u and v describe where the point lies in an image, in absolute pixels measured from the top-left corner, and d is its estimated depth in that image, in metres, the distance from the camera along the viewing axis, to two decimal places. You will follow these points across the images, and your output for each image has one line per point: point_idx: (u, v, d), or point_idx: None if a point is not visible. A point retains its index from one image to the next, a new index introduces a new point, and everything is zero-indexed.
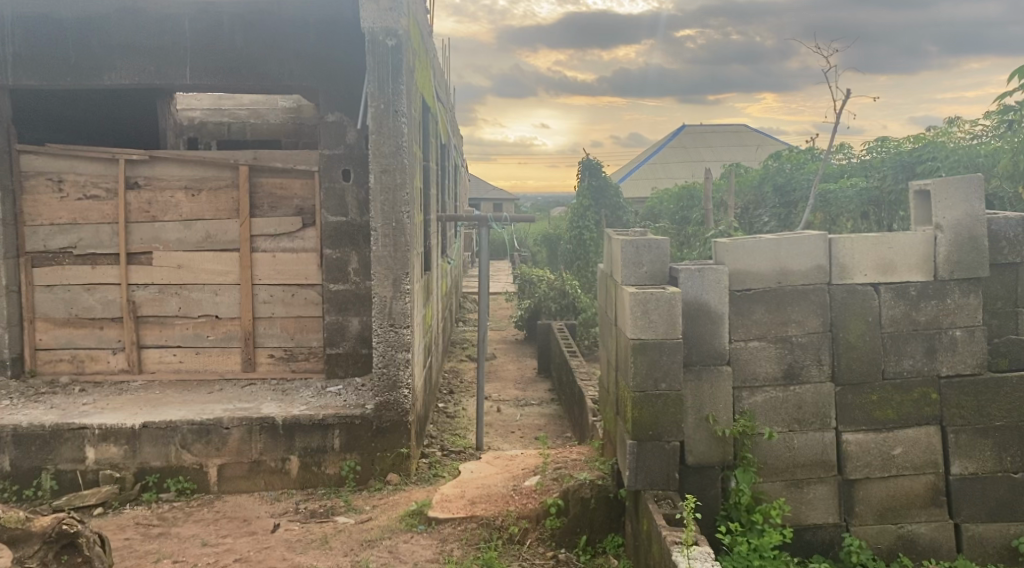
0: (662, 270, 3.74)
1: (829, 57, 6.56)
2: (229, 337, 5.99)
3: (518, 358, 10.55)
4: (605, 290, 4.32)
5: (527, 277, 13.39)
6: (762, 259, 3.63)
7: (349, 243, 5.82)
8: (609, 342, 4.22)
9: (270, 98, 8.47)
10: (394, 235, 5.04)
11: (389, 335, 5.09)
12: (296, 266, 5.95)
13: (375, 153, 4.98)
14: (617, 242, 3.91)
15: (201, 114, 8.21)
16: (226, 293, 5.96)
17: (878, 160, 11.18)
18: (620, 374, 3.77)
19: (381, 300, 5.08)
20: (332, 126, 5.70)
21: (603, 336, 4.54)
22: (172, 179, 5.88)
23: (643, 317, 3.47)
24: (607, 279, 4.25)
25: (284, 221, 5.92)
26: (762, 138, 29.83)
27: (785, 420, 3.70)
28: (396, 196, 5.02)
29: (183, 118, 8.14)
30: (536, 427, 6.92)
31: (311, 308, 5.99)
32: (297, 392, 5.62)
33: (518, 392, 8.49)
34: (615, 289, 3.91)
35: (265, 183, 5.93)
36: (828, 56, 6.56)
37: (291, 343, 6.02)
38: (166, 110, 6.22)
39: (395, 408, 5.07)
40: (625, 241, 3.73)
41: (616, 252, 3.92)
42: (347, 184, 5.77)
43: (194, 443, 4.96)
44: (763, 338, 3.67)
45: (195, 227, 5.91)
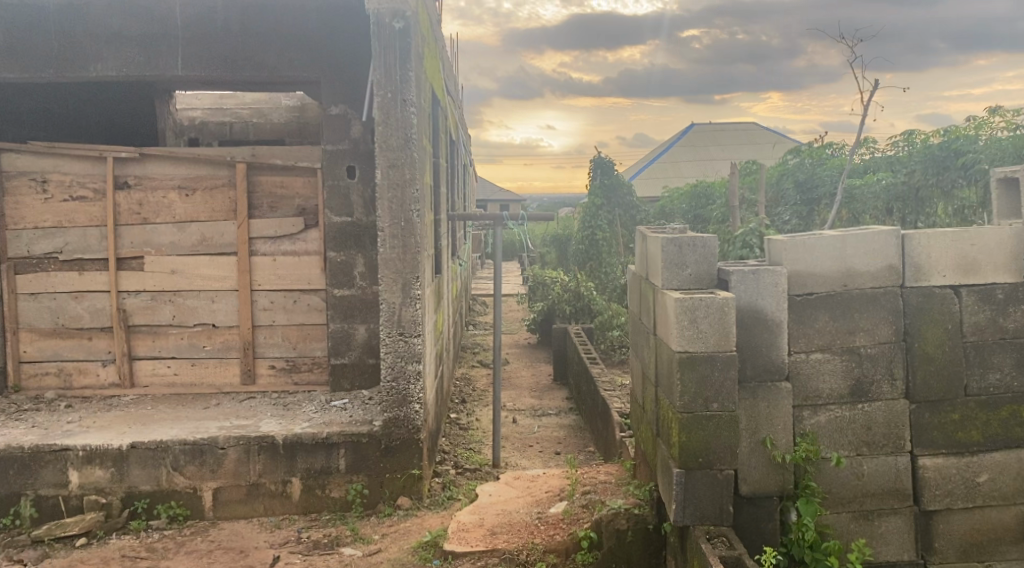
0: (708, 271, 3.29)
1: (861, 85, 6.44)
2: (227, 347, 5.58)
3: (531, 364, 10.11)
4: (639, 294, 3.90)
5: (539, 279, 12.97)
6: (826, 259, 3.19)
7: (355, 245, 5.39)
8: (644, 353, 3.79)
9: (273, 97, 8.13)
10: (403, 236, 4.60)
11: (398, 346, 4.65)
12: (298, 270, 5.54)
13: (383, 146, 4.55)
14: (655, 239, 3.48)
15: (202, 113, 7.87)
16: (223, 299, 5.54)
17: (904, 154, 10.71)
18: (662, 390, 3.33)
19: (390, 308, 4.63)
20: (336, 120, 5.29)
21: (636, 344, 4.11)
22: (164, 177, 5.46)
23: (692, 327, 3.04)
24: (642, 281, 3.83)
25: (284, 222, 5.51)
26: (773, 136, 29.33)
27: (851, 443, 3.26)
28: (406, 193, 4.59)
29: (183, 118, 7.82)
30: (556, 441, 6.48)
31: (314, 316, 5.58)
32: (300, 407, 5.19)
33: (534, 400, 8.05)
34: (653, 294, 3.49)
35: (264, 182, 5.52)
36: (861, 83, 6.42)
37: (294, 353, 5.60)
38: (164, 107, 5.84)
39: (405, 425, 4.64)
40: (665, 238, 3.29)
41: (654, 251, 3.49)
42: (352, 182, 5.34)
43: (187, 465, 4.53)
44: (828, 349, 3.23)
45: (189, 229, 5.50)
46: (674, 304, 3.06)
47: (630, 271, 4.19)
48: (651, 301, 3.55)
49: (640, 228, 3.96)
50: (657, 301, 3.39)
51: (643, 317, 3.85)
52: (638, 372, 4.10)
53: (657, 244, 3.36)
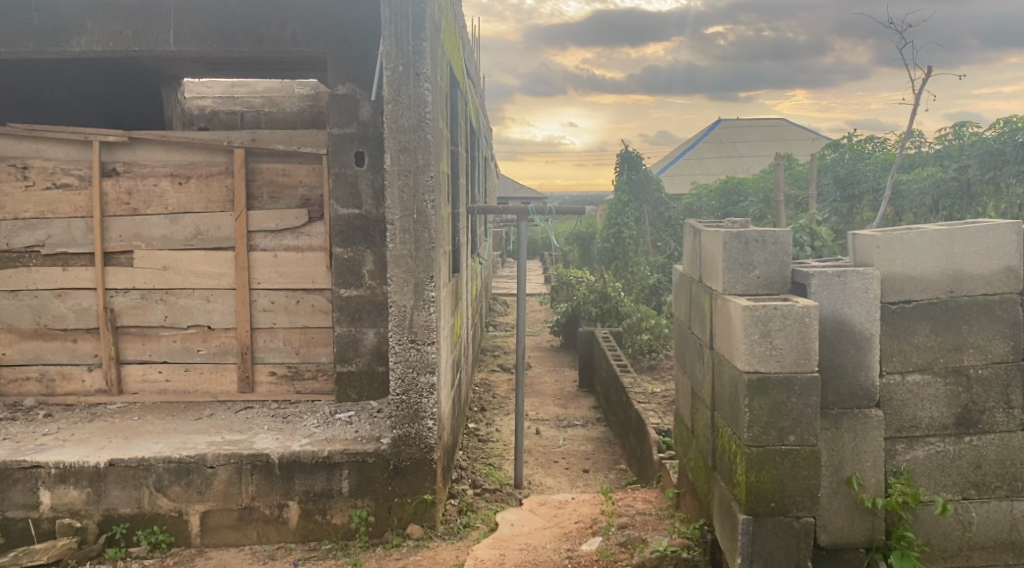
0: (779, 272, 2.74)
1: (914, 66, 6.67)
2: (224, 351, 5.12)
3: (555, 368, 9.56)
4: (688, 298, 3.36)
5: (562, 278, 12.41)
6: (929, 259, 2.81)
7: (364, 240, 4.87)
8: (694, 369, 3.25)
9: (288, 86, 7.68)
10: (415, 229, 4.06)
11: (409, 354, 4.10)
12: (302, 267, 5.07)
13: (392, 127, 4.00)
14: (712, 234, 2.92)
15: (214, 103, 7.45)
16: (220, 299, 5.08)
17: (955, 148, 9.99)
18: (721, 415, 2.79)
19: (400, 311, 4.09)
20: (343, 100, 4.77)
21: (682, 355, 3.57)
22: (156, 164, 4.99)
23: (763, 342, 2.49)
24: (692, 284, 3.28)
25: (287, 214, 5.03)
26: (803, 132, 28.47)
27: (955, 485, 2.87)
28: (418, 180, 4.04)
29: (193, 107, 7.41)
30: (583, 455, 5.92)
31: (319, 318, 5.10)
32: (300, 420, 4.68)
33: (559, 409, 7.51)
34: (709, 300, 2.94)
35: (265, 170, 5.04)
36: (914, 64, 6.67)
37: (296, 359, 5.13)
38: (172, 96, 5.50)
39: (417, 443, 4.11)
40: (726, 232, 2.73)
41: (711, 248, 2.94)
42: (361, 170, 4.82)
43: (171, 486, 4.04)
44: (927, 370, 2.84)
45: (183, 221, 5.03)
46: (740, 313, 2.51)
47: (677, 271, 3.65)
48: (706, 308, 3.01)
49: (691, 222, 3.40)
50: (715, 308, 2.85)
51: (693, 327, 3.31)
52: (684, 390, 3.57)
53: (717, 239, 2.81)
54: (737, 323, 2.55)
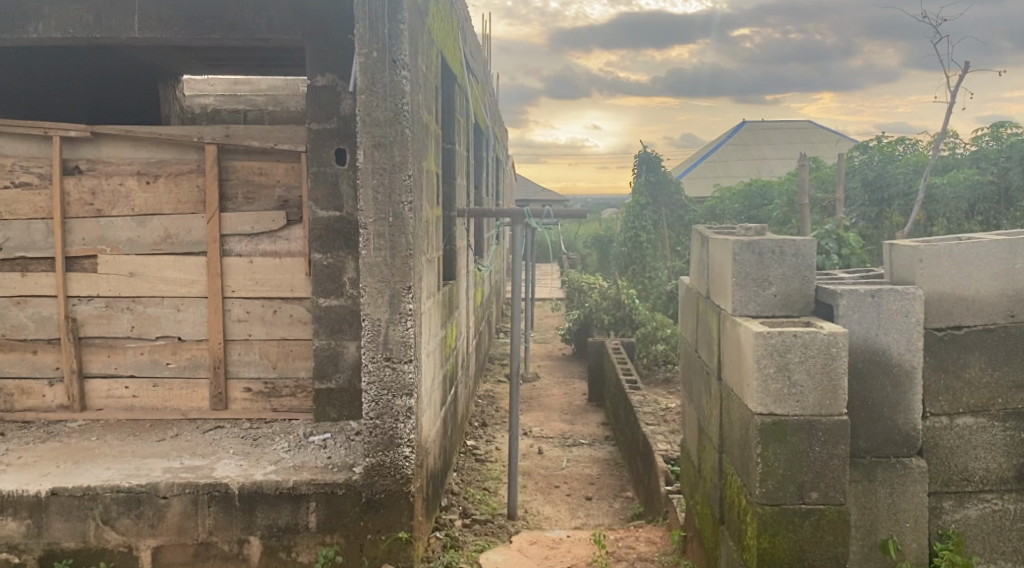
0: (801, 289, 2.34)
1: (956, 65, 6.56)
2: (195, 365, 4.73)
3: (564, 379, 9.09)
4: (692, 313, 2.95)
5: (576, 283, 11.95)
6: (987, 276, 2.53)
7: (345, 245, 4.38)
8: (698, 398, 2.84)
9: (292, 82, 7.35)
10: (390, 235, 3.63)
11: (384, 374, 3.67)
12: (279, 274, 4.66)
13: (366, 119, 3.57)
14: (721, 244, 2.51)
15: (215, 102, 7.20)
16: (190, 308, 4.70)
17: (993, 150, 9.54)
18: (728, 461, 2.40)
19: (374, 325, 3.66)
20: (322, 93, 4.35)
21: (685, 381, 3.18)
22: (122, 162, 4.65)
23: (780, 378, 2.10)
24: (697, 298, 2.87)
25: (262, 216, 4.63)
26: (830, 135, 27.69)
27: (1015, 552, 2.61)
28: (394, 180, 3.60)
29: (194, 105, 7.17)
30: (588, 480, 5.44)
31: (298, 329, 4.69)
32: (271, 443, 4.26)
33: (565, 424, 7.04)
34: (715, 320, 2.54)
35: (240, 169, 4.64)
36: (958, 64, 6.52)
37: (273, 374, 4.72)
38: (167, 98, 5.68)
39: (392, 474, 3.68)
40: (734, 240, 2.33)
41: (716, 258, 2.54)
42: (342, 168, 4.38)
43: (120, 518, 3.67)
44: (981, 412, 2.57)
45: (151, 223, 4.68)
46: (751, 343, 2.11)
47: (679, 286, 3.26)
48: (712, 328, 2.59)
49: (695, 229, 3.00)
50: (723, 331, 2.45)
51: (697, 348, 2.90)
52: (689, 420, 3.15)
53: (727, 249, 2.40)
54: (746, 353, 2.16)
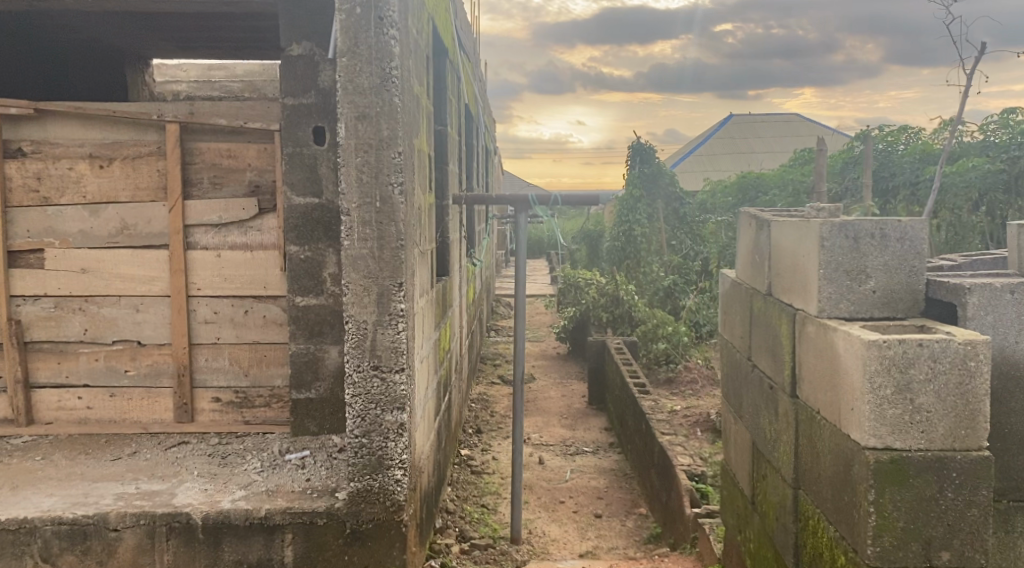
0: (900, 282, 2.21)
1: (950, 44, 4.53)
2: (157, 372, 4.20)
3: (561, 381, 8.63)
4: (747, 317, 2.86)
5: (569, 280, 11.47)
6: None
7: (325, 237, 3.86)
8: (758, 421, 2.73)
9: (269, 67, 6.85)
10: (377, 222, 3.12)
11: (371, 386, 3.16)
12: (250, 269, 4.15)
13: (348, 87, 3.05)
14: (798, 228, 2.36)
15: (188, 88, 6.74)
16: (151, 309, 4.17)
17: (1004, 138, 9.08)
18: (818, 497, 2.22)
19: (359, 329, 3.15)
20: (298, 64, 3.84)
21: (737, 396, 2.99)
22: (71, 143, 4.10)
23: (901, 402, 1.91)
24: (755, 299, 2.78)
25: (231, 204, 4.11)
26: (818, 129, 27.40)
27: None
28: (382, 158, 3.09)
29: (166, 93, 6.72)
30: (596, 493, 4.96)
31: (272, 332, 4.18)
32: (242, 462, 3.74)
33: (566, 430, 6.56)
34: (788, 330, 2.44)
35: (206, 151, 4.11)
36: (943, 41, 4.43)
37: (245, 382, 4.20)
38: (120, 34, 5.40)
39: (381, 500, 3.18)
40: (820, 229, 2.19)
41: (792, 248, 2.41)
42: (321, 149, 3.86)
43: (64, 554, 3.15)
44: None
45: (105, 213, 4.13)
46: (868, 358, 1.91)
47: (731, 284, 3.08)
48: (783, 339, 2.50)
49: (755, 216, 2.83)
50: (801, 345, 2.34)
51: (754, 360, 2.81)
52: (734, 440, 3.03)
53: (811, 235, 2.26)
54: (856, 369, 1.97)
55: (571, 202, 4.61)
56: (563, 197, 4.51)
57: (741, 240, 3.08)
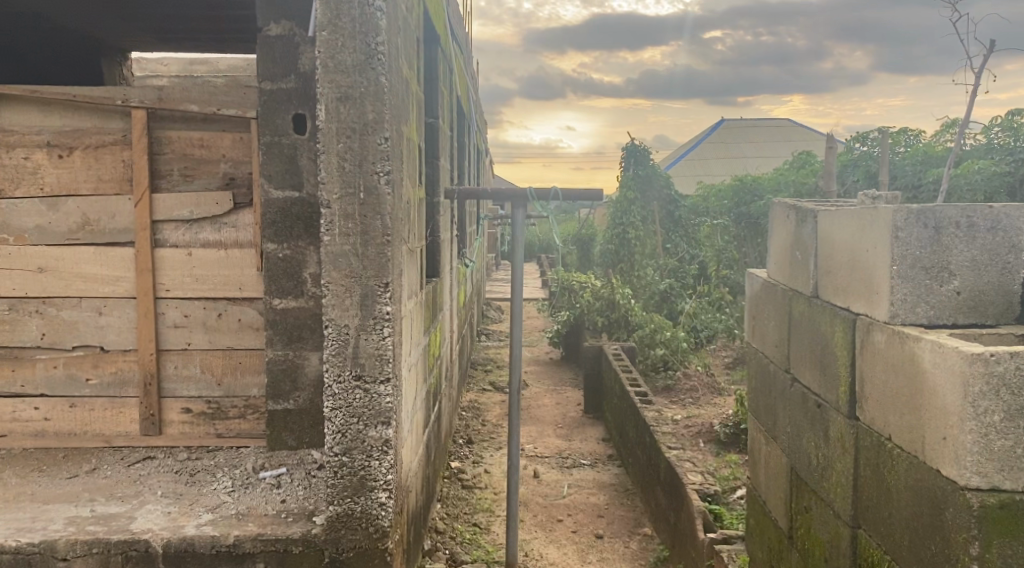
0: (988, 278, 2.00)
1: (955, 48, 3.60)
2: (122, 381, 3.86)
3: (555, 388, 8.31)
4: (794, 324, 2.70)
5: (563, 284, 11.18)
6: None
7: (304, 234, 3.52)
8: (807, 445, 2.57)
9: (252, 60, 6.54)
10: (361, 216, 2.80)
11: (353, 398, 2.84)
12: (224, 269, 3.82)
13: (328, 64, 2.73)
14: (867, 221, 2.15)
15: (168, 82, 6.43)
16: (115, 312, 3.83)
17: (1008, 140, 8.91)
18: (891, 538, 2.01)
19: (339, 334, 2.83)
20: (277, 44, 3.51)
21: (784, 416, 2.81)
22: (29, 131, 3.77)
23: (1011, 434, 1.66)
24: (806, 302, 2.60)
25: (203, 198, 3.78)
26: (810, 134, 27.27)
27: None
28: (366, 143, 2.77)
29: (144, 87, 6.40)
30: (596, 511, 4.65)
31: (248, 337, 3.85)
32: (213, 481, 3.40)
33: (562, 441, 6.25)
34: (847, 341, 2.27)
35: (175, 140, 3.78)
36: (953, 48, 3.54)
37: (218, 392, 3.87)
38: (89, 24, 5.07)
39: (363, 526, 2.86)
40: (893, 219, 1.99)
41: (856, 240, 2.23)
42: (301, 138, 3.53)
43: None
44: None
45: (65, 207, 3.79)
46: (971, 377, 1.65)
47: (777, 290, 2.89)
48: (841, 351, 2.33)
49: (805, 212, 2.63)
50: (864, 359, 2.17)
51: (798, 374, 2.69)
52: (772, 463, 2.92)
53: (881, 227, 2.05)
54: (954, 393, 1.71)
55: (571, 198, 4.29)
56: (563, 193, 4.19)
57: (784, 239, 2.89)
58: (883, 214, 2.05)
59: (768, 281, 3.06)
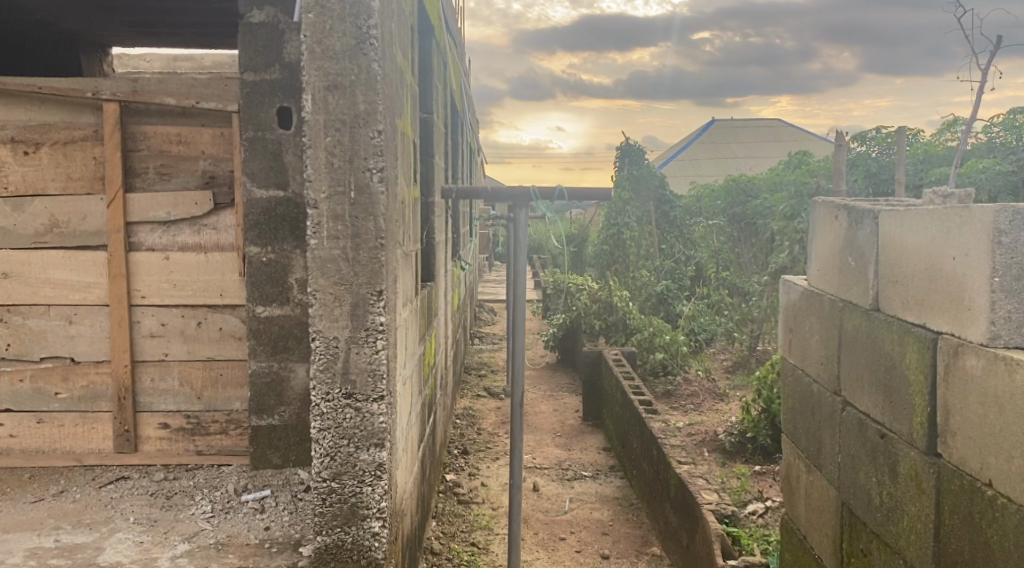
0: None
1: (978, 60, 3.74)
2: (93, 394, 3.58)
3: (551, 394, 8.06)
4: (852, 343, 2.53)
5: (558, 286, 10.94)
6: None
7: (291, 237, 3.27)
8: (868, 481, 2.41)
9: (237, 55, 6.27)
10: (353, 218, 2.54)
11: (343, 419, 2.59)
12: (204, 274, 3.55)
13: (316, 50, 2.47)
14: (954, 227, 1.95)
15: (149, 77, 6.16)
16: (85, 320, 3.55)
17: (1010, 139, 8.71)
18: None
19: (327, 348, 2.57)
20: (259, 32, 3.25)
21: (841, 443, 2.62)
22: None
23: None
24: (868, 315, 2.43)
25: (181, 198, 3.51)
26: (801, 134, 27.15)
27: None
28: (357, 137, 2.52)
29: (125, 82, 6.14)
30: (600, 528, 4.40)
31: (230, 347, 3.58)
32: (191, 505, 3.14)
33: (561, 450, 6.00)
34: (927, 366, 2.07)
35: (151, 135, 3.51)
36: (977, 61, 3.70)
37: (198, 406, 3.60)
38: (64, 15, 4.80)
39: (355, 559, 2.60)
40: (988, 228, 1.81)
41: (936, 249, 2.05)
42: (286, 133, 3.27)
43: None
44: None
45: (31, 208, 3.51)
46: None
47: (831, 300, 2.71)
48: (916, 379, 2.14)
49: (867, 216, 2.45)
50: (950, 389, 1.97)
51: (849, 398, 2.57)
52: (816, 494, 2.82)
53: (975, 235, 1.86)
54: None
55: (576, 198, 4.04)
56: (570, 192, 3.93)
57: (837, 243, 2.71)
58: (974, 224, 1.86)
59: (817, 290, 2.88)
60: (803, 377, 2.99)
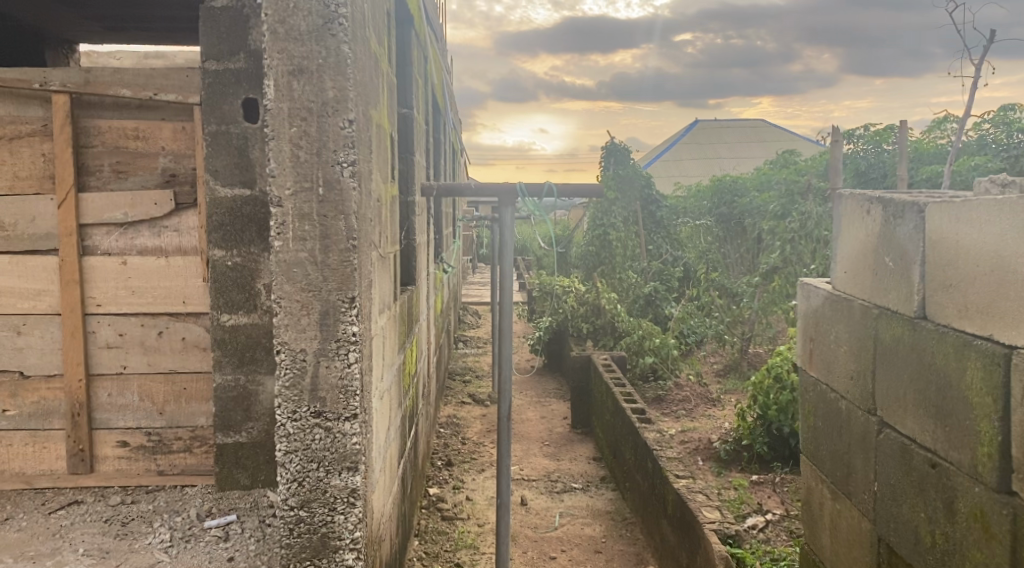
0: None
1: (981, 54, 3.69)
2: (45, 412, 3.29)
3: (538, 400, 7.82)
4: (895, 357, 2.33)
5: (543, 288, 10.71)
6: None
7: (257, 240, 3.01)
8: (916, 513, 2.22)
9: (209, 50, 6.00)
10: (323, 216, 2.30)
11: (312, 440, 2.34)
12: (165, 280, 3.29)
13: (280, 30, 2.23)
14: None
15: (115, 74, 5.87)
16: (35, 331, 3.27)
17: (1000, 136, 8.60)
18: None
19: (292, 363, 2.32)
20: (222, 16, 2.99)
21: (882, 467, 2.42)
22: None
23: None
24: (913, 324, 2.24)
25: (140, 199, 3.24)
26: (784, 134, 27.10)
27: None
28: (325, 126, 2.27)
29: None
30: (592, 545, 4.17)
31: (194, 359, 3.32)
32: (148, 532, 2.87)
33: (550, 460, 5.77)
34: (996, 384, 1.85)
35: (106, 130, 3.24)
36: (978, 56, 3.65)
37: (160, 423, 3.33)
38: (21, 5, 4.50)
39: None
40: None
41: (1006, 247, 1.83)
42: (252, 126, 3.02)
43: None
44: None
45: None
46: None
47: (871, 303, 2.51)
48: (979, 402, 1.93)
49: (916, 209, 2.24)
50: None
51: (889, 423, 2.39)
52: (845, 524, 2.66)
53: None
54: None
55: (565, 194, 3.81)
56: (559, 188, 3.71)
57: (873, 239, 2.50)
58: None
59: (850, 292, 2.67)
60: (829, 393, 2.81)
